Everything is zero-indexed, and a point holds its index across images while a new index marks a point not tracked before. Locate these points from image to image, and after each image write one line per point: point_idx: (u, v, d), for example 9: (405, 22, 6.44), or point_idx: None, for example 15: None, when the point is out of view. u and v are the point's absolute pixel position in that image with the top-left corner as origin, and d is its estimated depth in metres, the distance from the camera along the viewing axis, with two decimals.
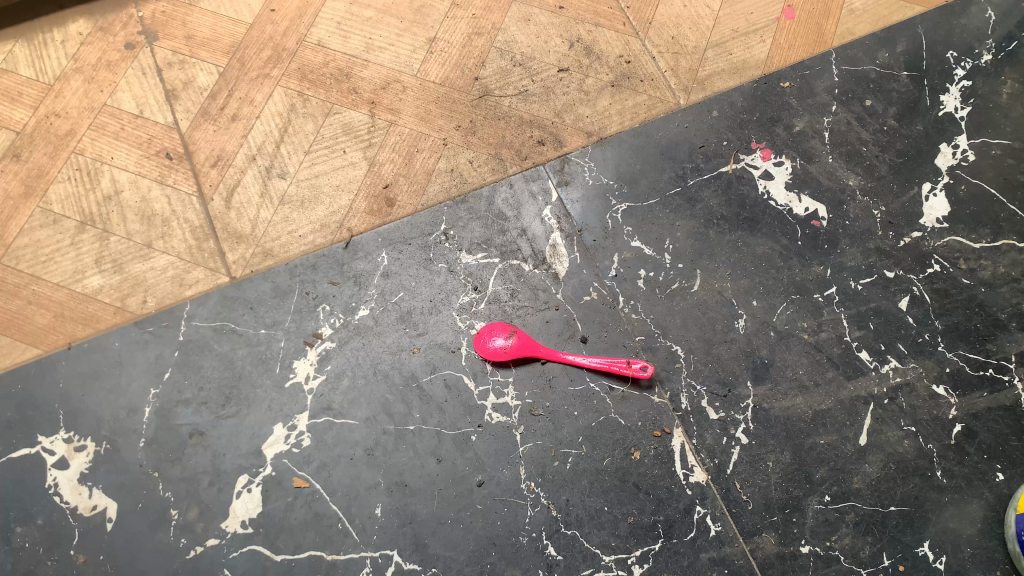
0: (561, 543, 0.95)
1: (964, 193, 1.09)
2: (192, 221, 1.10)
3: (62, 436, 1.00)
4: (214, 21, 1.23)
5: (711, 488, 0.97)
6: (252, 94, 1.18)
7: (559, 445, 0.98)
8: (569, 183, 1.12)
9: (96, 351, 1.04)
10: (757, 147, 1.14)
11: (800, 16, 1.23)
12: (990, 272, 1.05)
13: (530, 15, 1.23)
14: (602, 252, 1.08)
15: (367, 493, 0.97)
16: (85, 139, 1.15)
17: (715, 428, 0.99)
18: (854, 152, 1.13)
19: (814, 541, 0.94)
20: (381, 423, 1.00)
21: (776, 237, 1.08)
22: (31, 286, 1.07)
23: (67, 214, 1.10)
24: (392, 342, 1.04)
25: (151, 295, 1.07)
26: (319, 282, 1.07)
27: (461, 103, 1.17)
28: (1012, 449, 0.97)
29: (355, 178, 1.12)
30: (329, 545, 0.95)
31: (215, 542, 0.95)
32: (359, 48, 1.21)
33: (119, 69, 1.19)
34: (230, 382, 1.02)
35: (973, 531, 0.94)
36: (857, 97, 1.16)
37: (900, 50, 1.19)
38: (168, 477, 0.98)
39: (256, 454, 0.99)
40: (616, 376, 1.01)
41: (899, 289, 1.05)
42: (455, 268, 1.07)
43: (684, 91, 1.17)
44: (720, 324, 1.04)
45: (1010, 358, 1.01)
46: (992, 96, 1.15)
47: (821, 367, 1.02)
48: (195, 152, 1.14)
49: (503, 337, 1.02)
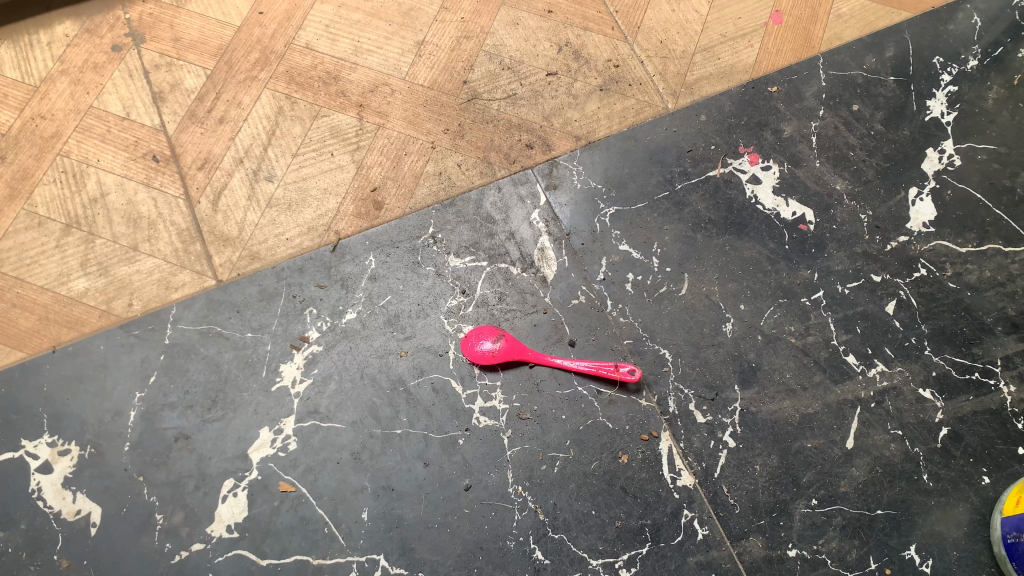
0: (548, 547, 0.94)
1: (950, 197, 1.10)
2: (179, 223, 1.10)
3: (46, 440, 0.99)
4: (201, 23, 1.22)
5: (699, 492, 0.97)
6: (240, 97, 1.17)
7: (547, 449, 0.98)
8: (557, 187, 1.12)
9: (81, 354, 1.03)
10: (745, 151, 1.14)
11: (787, 21, 1.23)
12: (976, 276, 1.06)
13: (518, 19, 1.23)
14: (590, 256, 1.08)
15: (354, 497, 0.97)
16: (71, 141, 1.14)
17: (703, 431, 0.99)
18: (841, 156, 1.13)
19: (801, 544, 0.94)
20: (368, 427, 1.00)
21: (764, 241, 1.09)
22: (15, 289, 1.06)
23: (53, 217, 1.10)
24: (380, 346, 1.04)
25: (137, 298, 1.06)
26: (306, 285, 1.07)
27: (450, 107, 1.17)
28: (998, 453, 0.97)
29: (343, 181, 1.12)
30: (316, 550, 0.94)
31: (200, 547, 0.95)
32: (348, 51, 1.21)
33: (106, 71, 1.19)
34: (216, 385, 1.02)
35: (960, 535, 0.94)
36: (844, 102, 1.17)
37: (888, 55, 1.19)
38: (153, 482, 0.97)
39: (243, 458, 0.99)
40: (604, 380, 1.01)
41: (886, 293, 1.05)
42: (443, 271, 1.07)
43: (672, 96, 1.17)
44: (707, 328, 1.04)
45: (996, 362, 1.02)
46: (978, 102, 1.15)
47: (808, 370, 1.02)
48: (182, 154, 1.14)
49: (491, 340, 1.02)
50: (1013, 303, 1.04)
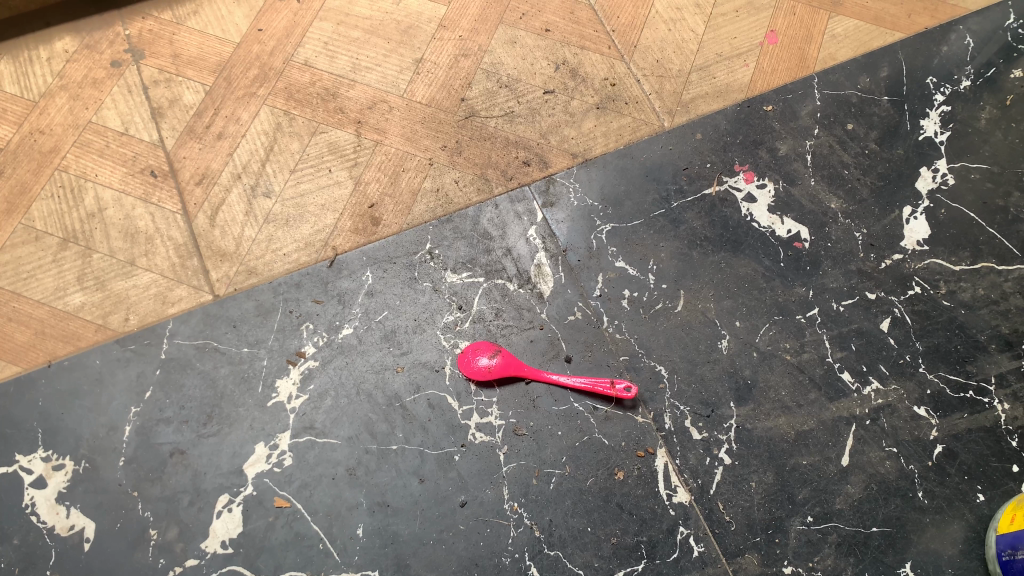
0: (544, 564, 0.94)
1: (944, 216, 1.10)
2: (176, 238, 1.10)
3: (40, 455, 0.99)
4: (201, 39, 1.23)
5: (695, 509, 0.97)
6: (238, 113, 1.18)
7: (542, 466, 0.98)
8: (554, 204, 1.13)
9: (76, 368, 1.03)
10: (741, 170, 1.15)
11: (782, 41, 1.24)
12: (970, 294, 1.06)
13: (516, 38, 1.24)
14: (586, 272, 1.08)
15: (349, 513, 0.96)
16: (69, 156, 1.15)
17: (698, 448, 0.99)
18: (836, 175, 1.14)
19: (797, 561, 0.94)
20: (363, 443, 1.00)
21: (759, 257, 1.09)
22: (13, 302, 1.06)
23: (50, 231, 1.10)
24: (376, 361, 1.04)
25: (133, 312, 1.06)
26: (302, 300, 1.07)
27: (447, 124, 1.18)
28: (992, 471, 0.98)
29: (340, 197, 1.13)
30: (310, 566, 0.94)
31: (193, 563, 0.94)
32: (346, 68, 1.22)
33: (105, 87, 1.19)
34: (211, 401, 1.02)
35: (955, 552, 0.94)
36: (838, 121, 1.18)
37: (882, 75, 1.21)
38: (148, 497, 0.97)
39: (238, 473, 0.98)
40: (600, 396, 1.01)
41: (880, 311, 1.06)
42: (440, 287, 1.08)
43: (668, 114, 1.18)
44: (703, 344, 1.04)
45: (990, 380, 1.02)
46: (971, 122, 1.16)
47: (803, 388, 1.02)
48: (181, 170, 1.14)
49: (487, 356, 1.02)
50: (1007, 322, 1.05)
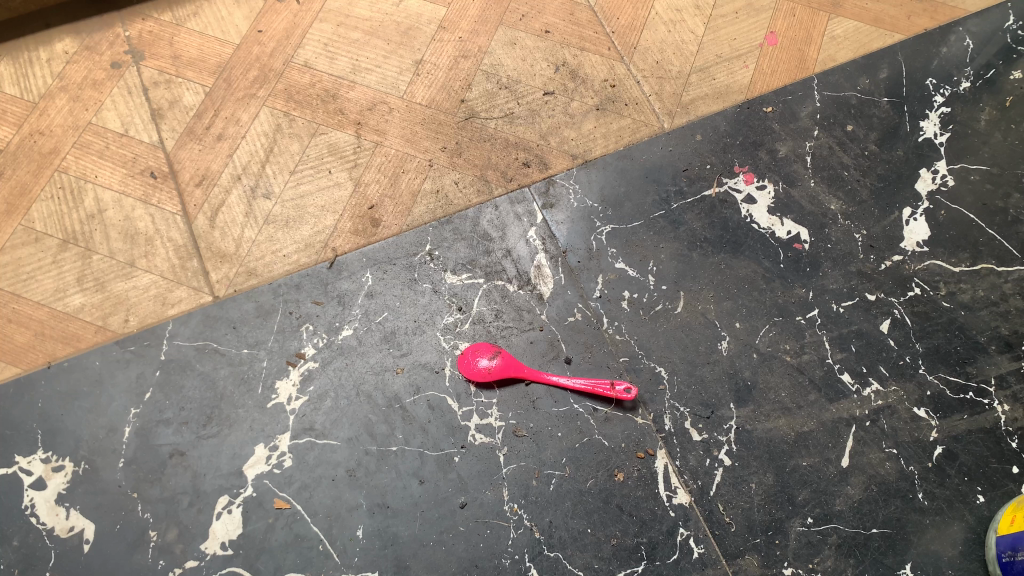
0: (544, 565, 0.94)
1: (944, 217, 1.10)
2: (176, 239, 1.10)
3: (39, 456, 0.99)
4: (201, 40, 1.23)
5: (695, 510, 0.97)
6: (238, 114, 1.18)
7: (542, 467, 0.98)
8: (554, 205, 1.13)
9: (76, 369, 1.03)
10: (741, 171, 1.15)
11: (782, 42, 1.25)
12: (969, 295, 1.06)
13: (515, 39, 1.24)
14: (586, 273, 1.08)
15: (348, 514, 0.96)
16: (69, 157, 1.15)
17: (698, 449, 0.99)
18: (836, 176, 1.14)
19: (797, 562, 0.94)
20: (363, 444, 1.00)
21: (759, 259, 1.09)
22: (12, 304, 1.06)
23: (50, 232, 1.10)
24: (376, 362, 1.04)
25: (133, 313, 1.06)
26: (302, 301, 1.07)
27: (447, 125, 1.18)
28: (992, 472, 0.98)
29: (340, 198, 1.13)
30: (310, 567, 0.94)
31: (193, 564, 0.94)
32: (346, 69, 1.22)
33: (105, 88, 1.19)
34: (211, 402, 1.02)
35: (955, 553, 0.94)
36: (838, 122, 1.18)
37: (881, 76, 1.21)
38: (148, 498, 0.97)
39: (238, 474, 0.98)
40: (600, 397, 1.01)
41: (880, 312, 1.06)
42: (440, 288, 1.08)
43: (668, 115, 1.19)
44: (703, 345, 1.04)
45: (990, 381, 1.02)
46: (970, 123, 1.16)
47: (803, 389, 1.02)
48: (180, 171, 1.14)
49: (487, 358, 1.02)
50: (1007, 323, 1.05)
